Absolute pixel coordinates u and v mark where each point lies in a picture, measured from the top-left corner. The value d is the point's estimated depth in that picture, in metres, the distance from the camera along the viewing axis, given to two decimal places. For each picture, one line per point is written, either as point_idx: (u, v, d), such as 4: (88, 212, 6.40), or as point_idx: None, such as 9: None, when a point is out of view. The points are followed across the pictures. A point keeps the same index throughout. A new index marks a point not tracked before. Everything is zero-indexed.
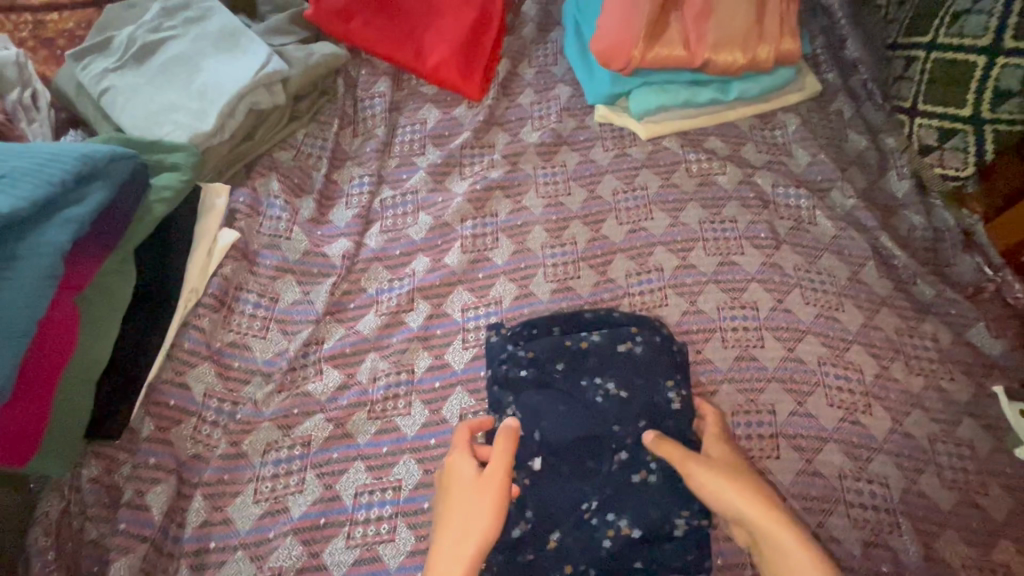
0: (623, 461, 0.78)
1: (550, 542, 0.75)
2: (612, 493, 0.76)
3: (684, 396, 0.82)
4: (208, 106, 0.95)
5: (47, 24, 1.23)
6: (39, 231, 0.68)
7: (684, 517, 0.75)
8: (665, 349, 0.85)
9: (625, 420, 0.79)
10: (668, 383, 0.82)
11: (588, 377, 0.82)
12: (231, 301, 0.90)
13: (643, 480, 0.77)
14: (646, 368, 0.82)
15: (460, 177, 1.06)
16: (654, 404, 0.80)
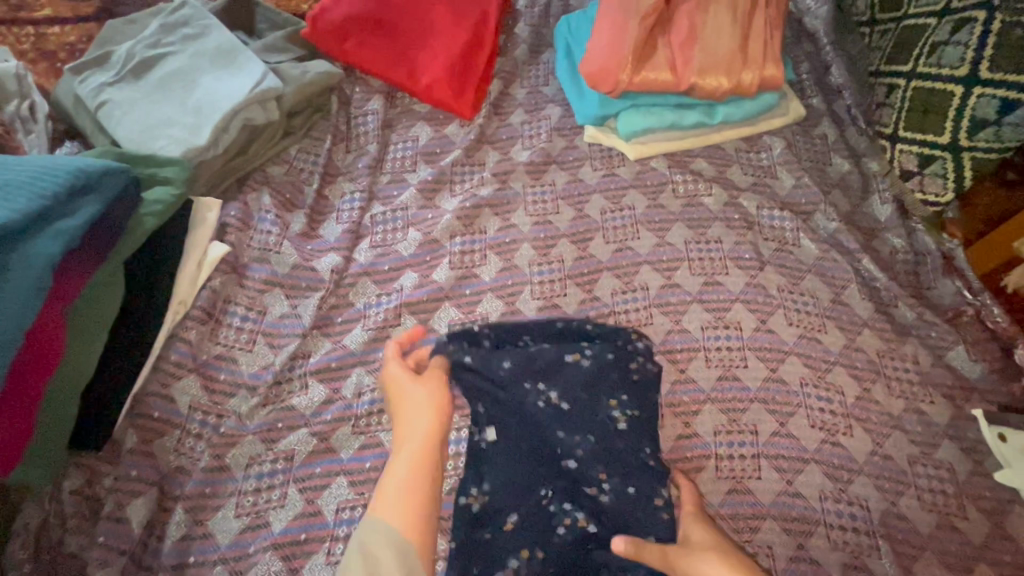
0: (570, 468, 0.81)
1: (508, 523, 0.78)
2: (568, 486, 0.81)
3: (630, 417, 0.83)
4: (203, 122, 0.97)
5: (48, 37, 1.25)
6: (31, 243, 0.69)
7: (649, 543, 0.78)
8: (618, 367, 0.86)
9: (567, 428, 0.82)
10: (611, 402, 0.83)
11: (536, 384, 0.84)
12: (219, 314, 0.90)
13: (595, 495, 0.80)
14: (591, 385, 0.84)
15: (450, 195, 1.08)
16: (597, 422, 0.82)
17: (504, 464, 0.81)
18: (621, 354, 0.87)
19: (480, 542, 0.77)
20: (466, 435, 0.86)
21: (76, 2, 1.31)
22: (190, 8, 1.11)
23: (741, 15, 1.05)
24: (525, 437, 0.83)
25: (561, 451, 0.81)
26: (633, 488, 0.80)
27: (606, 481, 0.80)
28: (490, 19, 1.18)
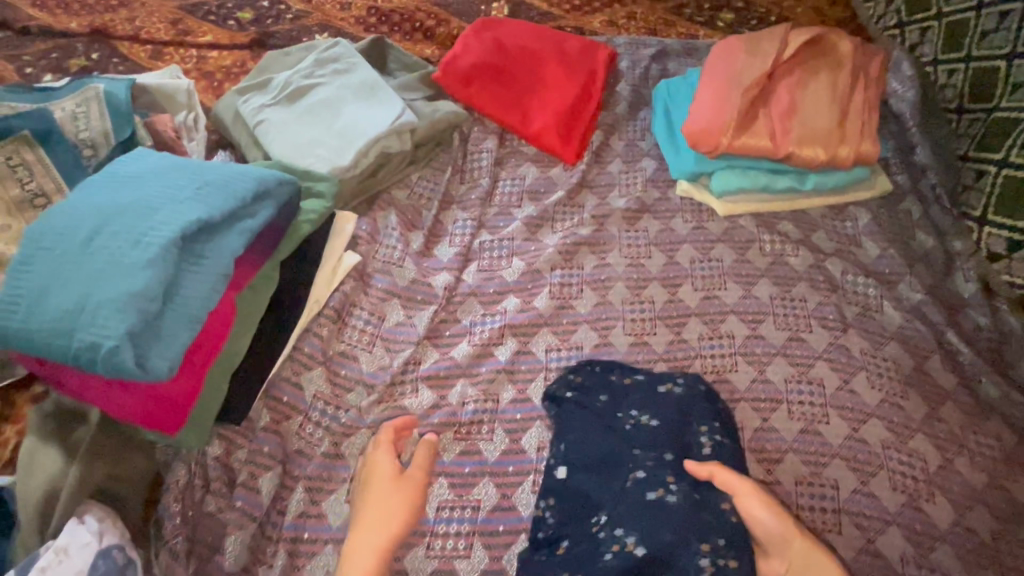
0: (640, 480, 0.81)
1: (560, 548, 0.80)
2: (625, 511, 0.78)
3: (717, 442, 0.89)
4: (347, 145, 1.11)
5: (209, 60, 1.45)
6: (220, 237, 0.80)
7: (707, 552, 0.74)
8: (705, 396, 0.94)
9: (652, 447, 0.86)
10: (701, 428, 0.90)
11: (624, 405, 0.92)
12: (345, 315, 0.99)
13: (661, 498, 0.78)
14: (684, 410, 0.91)
15: (552, 231, 1.17)
16: (686, 445, 0.88)
17: (587, 484, 0.84)
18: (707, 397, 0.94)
19: (533, 563, 0.80)
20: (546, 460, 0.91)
21: (232, 32, 1.52)
22: (341, 47, 1.27)
23: (840, 95, 1.13)
24: (591, 465, 0.86)
25: (638, 454, 0.85)
26: (699, 494, 0.80)
27: (672, 484, 0.80)
28: (595, 80, 1.32)
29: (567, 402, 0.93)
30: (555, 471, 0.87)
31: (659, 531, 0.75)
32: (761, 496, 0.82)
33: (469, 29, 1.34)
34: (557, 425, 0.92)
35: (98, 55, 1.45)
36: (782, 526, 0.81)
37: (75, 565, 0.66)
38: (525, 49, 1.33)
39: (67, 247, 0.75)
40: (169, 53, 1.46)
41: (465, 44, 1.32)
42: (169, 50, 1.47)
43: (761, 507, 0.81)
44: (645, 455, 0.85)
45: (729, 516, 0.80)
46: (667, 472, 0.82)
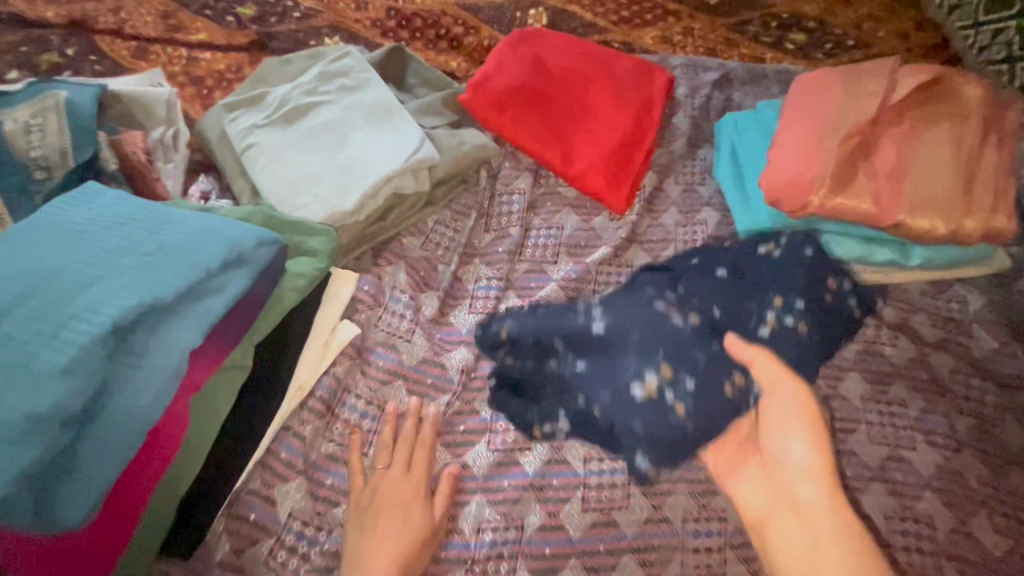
0: (671, 301, 0.81)
1: (544, 307, 0.87)
2: (621, 305, 0.81)
3: (779, 327, 0.80)
4: (352, 185, 0.91)
5: (200, 62, 1.25)
6: (168, 326, 0.60)
7: (665, 380, 0.73)
8: (811, 271, 0.85)
9: (698, 292, 0.84)
10: (776, 302, 0.82)
11: (744, 274, 0.86)
12: (336, 406, 0.79)
13: (672, 316, 0.78)
14: (769, 275, 0.85)
15: (593, 296, 0.96)
16: (744, 315, 0.81)
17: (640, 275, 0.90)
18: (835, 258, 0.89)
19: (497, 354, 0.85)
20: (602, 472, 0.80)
21: (230, 30, 1.32)
22: (352, 58, 1.06)
23: (964, 157, 0.91)
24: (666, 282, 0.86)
25: (702, 304, 0.82)
26: (711, 349, 0.76)
27: (693, 317, 0.80)
28: (651, 115, 1.11)
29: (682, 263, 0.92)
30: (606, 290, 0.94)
31: (638, 334, 0.77)
32: (802, 403, 0.71)
33: (506, 42, 1.14)
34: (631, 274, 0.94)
35: (73, 50, 1.25)
36: (813, 461, 0.69)
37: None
38: (570, 70, 1.11)
39: None
40: (155, 51, 1.27)
41: (500, 60, 1.11)
42: (156, 47, 1.27)
43: (791, 420, 0.71)
44: (705, 305, 0.82)
45: (723, 386, 0.74)
46: (700, 325, 0.79)
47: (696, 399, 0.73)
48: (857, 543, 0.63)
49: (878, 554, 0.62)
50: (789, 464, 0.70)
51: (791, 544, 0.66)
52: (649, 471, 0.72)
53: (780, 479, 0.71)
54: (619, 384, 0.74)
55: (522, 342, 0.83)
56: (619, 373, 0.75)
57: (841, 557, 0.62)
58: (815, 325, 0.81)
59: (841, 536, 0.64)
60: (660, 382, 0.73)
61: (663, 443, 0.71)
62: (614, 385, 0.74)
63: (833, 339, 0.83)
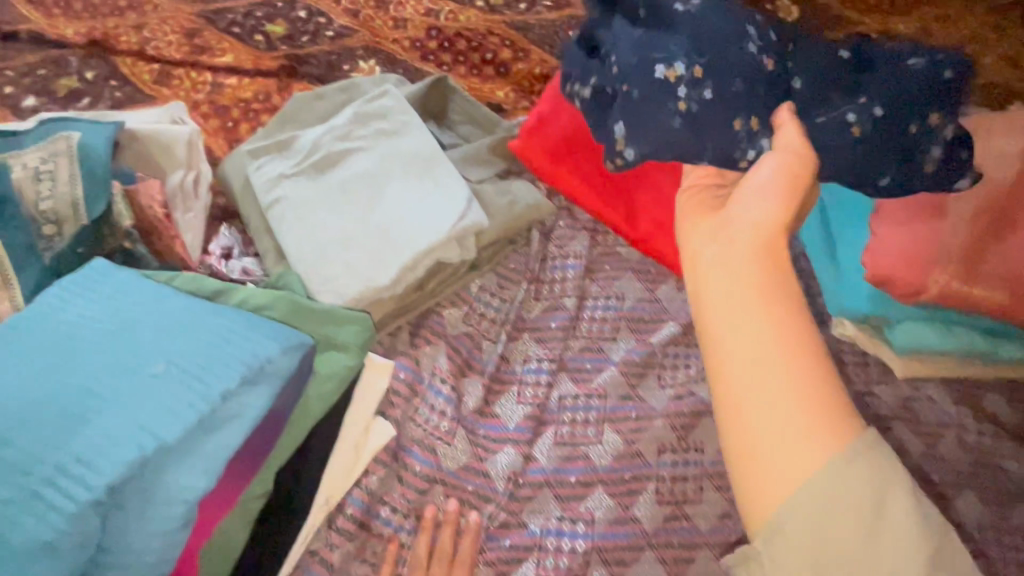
0: (761, 42, 0.64)
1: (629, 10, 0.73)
2: (717, 4, 0.66)
3: (821, 123, 0.64)
4: (390, 255, 0.80)
5: (225, 89, 1.14)
6: (172, 474, 0.51)
7: (689, 85, 0.63)
8: (927, 94, 0.65)
9: (788, 61, 0.66)
10: (857, 108, 0.64)
11: (877, 46, 0.70)
12: (369, 522, 0.70)
13: (746, 41, 0.64)
14: (896, 81, 0.65)
15: (658, 383, 0.83)
16: (808, 115, 0.64)
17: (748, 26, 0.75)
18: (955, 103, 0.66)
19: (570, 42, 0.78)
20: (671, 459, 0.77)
21: (258, 52, 1.21)
22: (391, 96, 0.94)
23: None
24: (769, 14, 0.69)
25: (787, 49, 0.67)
26: (737, 88, 0.63)
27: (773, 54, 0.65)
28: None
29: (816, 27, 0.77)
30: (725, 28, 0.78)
31: (713, 21, 0.64)
32: (780, 170, 0.56)
33: (560, 58, 0.92)
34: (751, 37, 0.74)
35: (93, 74, 1.17)
36: (766, 221, 0.51)
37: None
38: None
39: None
40: (178, 75, 1.17)
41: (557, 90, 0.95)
42: (179, 71, 1.17)
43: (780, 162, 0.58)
44: (785, 76, 0.66)
45: (733, 119, 0.63)
46: (768, 77, 0.64)
47: (707, 106, 0.63)
48: (772, 294, 0.47)
49: (805, 355, 0.44)
50: (735, 220, 0.52)
51: (711, 283, 0.49)
52: (627, 153, 0.67)
53: (717, 233, 0.52)
54: (659, 44, 0.65)
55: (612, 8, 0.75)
56: (670, 36, 0.65)
57: (768, 285, 0.47)
58: (882, 121, 0.64)
59: (776, 276, 0.48)
60: (685, 73, 0.63)
61: (659, 118, 0.64)
62: (646, 45, 0.65)
63: (871, 167, 0.65)
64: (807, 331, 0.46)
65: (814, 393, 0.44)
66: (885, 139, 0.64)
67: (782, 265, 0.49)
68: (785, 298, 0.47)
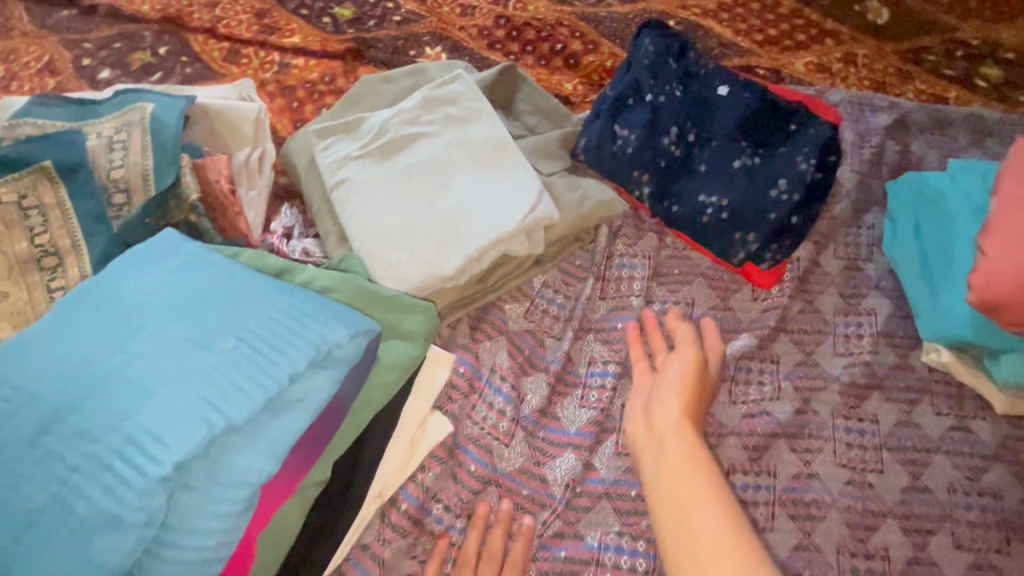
0: (694, 139, 0.87)
1: (676, 69, 0.91)
2: (700, 103, 0.89)
3: (674, 210, 0.86)
4: (455, 242, 0.77)
5: (291, 69, 1.14)
6: (237, 453, 0.48)
7: (626, 135, 0.87)
8: (777, 220, 0.83)
9: (712, 157, 0.86)
10: (711, 201, 0.84)
11: (779, 164, 0.84)
12: (424, 519, 0.67)
13: (683, 132, 0.87)
14: (749, 194, 0.83)
15: (728, 399, 0.79)
16: (687, 196, 0.85)
17: (735, 108, 0.87)
18: (792, 227, 0.85)
19: (634, 62, 0.93)
20: (740, 484, 0.73)
21: (326, 34, 1.21)
22: (461, 82, 0.91)
23: None
24: (705, 111, 0.88)
25: (705, 137, 0.87)
26: (643, 157, 0.86)
27: (694, 147, 0.87)
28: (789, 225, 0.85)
29: (782, 110, 0.88)
30: (723, 92, 0.89)
31: (681, 108, 0.88)
32: (688, 358, 0.67)
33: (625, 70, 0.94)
34: (720, 120, 0.87)
35: (165, 49, 1.18)
36: (676, 404, 0.60)
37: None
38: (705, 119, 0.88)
39: (7, 434, 0.47)
40: (247, 54, 1.17)
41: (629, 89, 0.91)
42: (248, 50, 1.18)
43: (689, 358, 0.67)
44: (698, 158, 0.87)
45: (630, 171, 0.87)
46: (674, 161, 0.86)
47: (622, 151, 0.87)
48: (682, 458, 0.53)
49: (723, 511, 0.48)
50: (653, 408, 0.61)
51: (645, 464, 0.56)
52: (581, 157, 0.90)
53: (645, 421, 0.60)
54: (625, 112, 0.89)
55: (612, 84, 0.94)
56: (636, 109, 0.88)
57: (682, 458, 0.53)
58: (730, 212, 0.83)
59: (688, 443, 0.55)
60: (629, 136, 0.86)
61: (608, 154, 0.87)
62: (620, 110, 0.89)
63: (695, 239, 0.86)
64: (720, 489, 0.50)
65: (740, 555, 0.45)
66: (726, 223, 0.83)
67: (695, 433, 0.56)
68: (700, 461, 0.53)
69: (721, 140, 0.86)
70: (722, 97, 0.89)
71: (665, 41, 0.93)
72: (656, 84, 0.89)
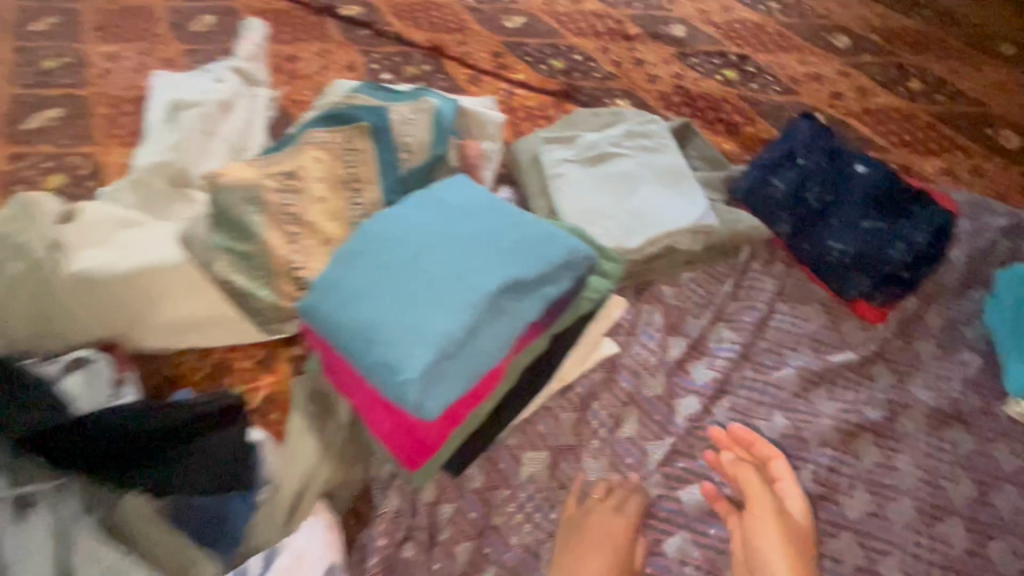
0: (832, 198, 1.11)
1: (824, 146, 1.16)
2: (840, 173, 1.13)
3: (804, 248, 1.10)
4: (639, 228, 1.06)
5: (515, 96, 1.53)
6: (523, 300, 0.79)
7: (777, 186, 1.12)
8: (890, 272, 1.04)
9: (844, 214, 1.09)
10: (838, 247, 1.06)
11: (899, 231, 1.06)
12: (585, 407, 0.91)
13: (824, 192, 1.11)
14: (872, 248, 1.05)
15: (828, 395, 0.98)
16: (819, 239, 1.08)
17: (870, 183, 1.11)
18: (902, 281, 1.05)
19: (791, 134, 1.19)
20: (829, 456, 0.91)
21: (542, 77, 1.60)
22: (655, 125, 1.23)
23: None
24: (844, 180, 1.12)
25: (841, 198, 1.10)
26: (787, 204, 1.11)
27: (832, 204, 1.10)
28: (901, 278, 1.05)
29: (906, 193, 1.11)
30: (861, 169, 1.12)
31: (825, 174, 1.12)
32: (769, 515, 0.81)
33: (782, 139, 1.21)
34: (857, 188, 1.10)
35: (428, 68, 1.62)
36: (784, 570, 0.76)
37: (306, 571, 0.72)
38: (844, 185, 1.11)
39: (392, 257, 0.79)
40: (484, 81, 1.58)
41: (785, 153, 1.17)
42: (485, 78, 1.59)
43: (775, 529, 0.80)
44: (833, 213, 1.10)
45: (775, 212, 1.12)
46: (813, 211, 1.10)
47: (771, 196, 1.12)
48: None
49: None
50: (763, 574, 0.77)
51: None
52: (736, 195, 1.16)
53: None
54: (779, 169, 1.15)
55: (772, 147, 1.19)
56: (788, 168, 1.14)
57: None
58: (852, 257, 1.05)
59: None
60: (781, 185, 1.12)
61: (761, 195, 1.13)
62: (775, 167, 1.15)
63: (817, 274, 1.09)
64: None
65: None
66: (847, 267, 1.06)
67: None
68: None
69: (855, 203, 1.09)
70: (860, 172, 1.12)
71: (817, 127, 1.20)
72: (807, 153, 1.15)
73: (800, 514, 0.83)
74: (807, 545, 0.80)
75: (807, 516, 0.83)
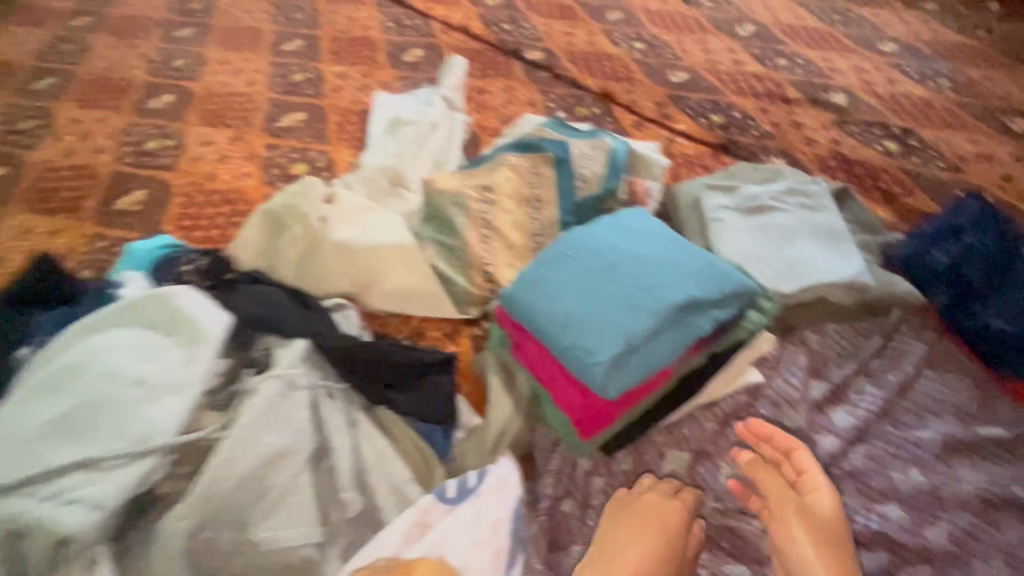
0: (994, 280, 1.16)
1: (992, 228, 1.21)
2: (1006, 256, 1.17)
3: (959, 322, 1.15)
4: (795, 277, 1.16)
5: (675, 144, 1.69)
6: (696, 316, 0.95)
7: (937, 260, 1.20)
8: None
9: (1005, 297, 1.14)
10: (996, 326, 1.12)
11: None
12: (727, 422, 1.02)
13: (986, 272, 1.16)
14: None
15: (970, 464, 1.00)
16: (976, 315, 1.14)
17: None
18: None
19: (957, 212, 1.25)
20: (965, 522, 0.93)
21: (701, 129, 1.75)
22: (816, 186, 1.33)
23: None
24: (1009, 263, 1.17)
25: (1003, 281, 1.16)
26: (945, 279, 1.18)
27: (993, 285, 1.16)
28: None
29: None
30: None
31: (990, 255, 1.17)
32: (795, 512, 0.87)
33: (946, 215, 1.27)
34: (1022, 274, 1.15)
35: (597, 110, 1.84)
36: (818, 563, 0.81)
37: (508, 492, 0.90)
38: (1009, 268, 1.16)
39: (591, 265, 0.98)
40: (647, 127, 1.77)
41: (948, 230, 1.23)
42: (648, 125, 1.77)
43: (801, 524, 0.85)
44: (993, 293, 1.15)
45: (932, 284, 1.19)
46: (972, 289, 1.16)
47: (930, 269, 1.19)
48: None
49: None
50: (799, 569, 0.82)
51: None
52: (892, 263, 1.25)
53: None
54: (940, 245, 1.22)
55: (934, 223, 1.26)
56: (950, 245, 1.21)
57: None
58: (1010, 339, 1.10)
59: None
60: (942, 260, 1.19)
61: (919, 267, 1.21)
62: (937, 242, 1.22)
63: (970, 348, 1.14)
64: None
65: None
66: (1003, 347, 1.11)
67: None
68: None
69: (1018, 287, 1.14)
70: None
71: (986, 208, 1.24)
72: (971, 233, 1.21)
73: (829, 506, 0.87)
74: (840, 538, 0.84)
75: (836, 508, 0.87)
